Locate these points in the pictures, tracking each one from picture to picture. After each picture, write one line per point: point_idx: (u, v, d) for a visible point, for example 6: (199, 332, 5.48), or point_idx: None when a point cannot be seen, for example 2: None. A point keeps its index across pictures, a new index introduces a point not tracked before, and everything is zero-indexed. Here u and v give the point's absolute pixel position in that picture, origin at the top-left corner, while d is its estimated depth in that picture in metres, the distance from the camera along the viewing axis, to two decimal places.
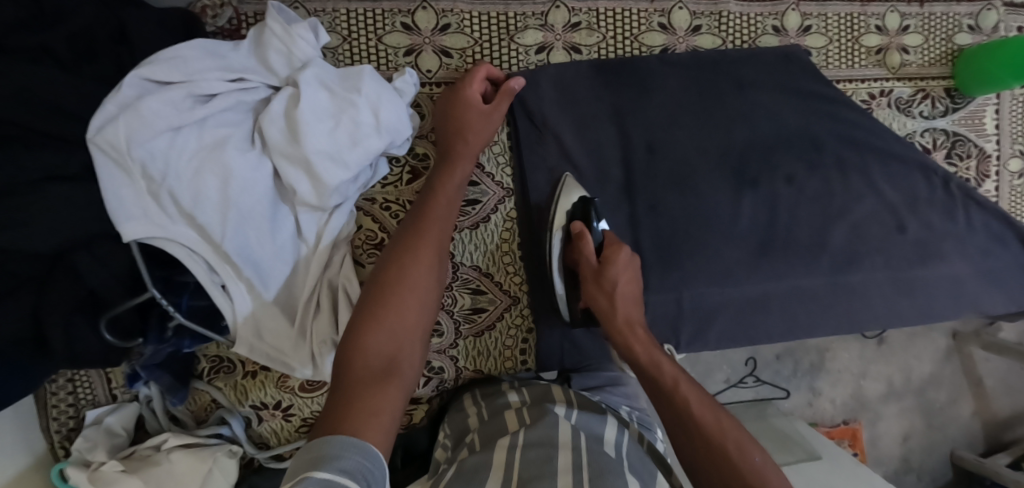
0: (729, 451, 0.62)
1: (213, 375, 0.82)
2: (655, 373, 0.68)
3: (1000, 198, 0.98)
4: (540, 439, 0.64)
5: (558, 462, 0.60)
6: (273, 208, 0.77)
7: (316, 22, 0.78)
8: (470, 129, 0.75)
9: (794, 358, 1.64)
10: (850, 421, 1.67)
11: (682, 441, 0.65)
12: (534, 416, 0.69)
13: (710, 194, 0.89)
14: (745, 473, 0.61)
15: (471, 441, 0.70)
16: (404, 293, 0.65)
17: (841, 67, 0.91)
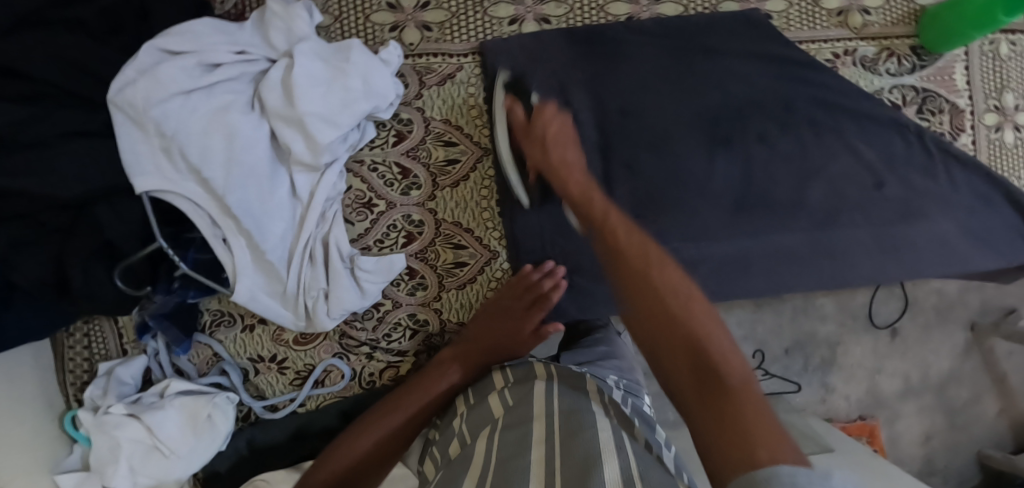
0: (689, 319, 0.58)
1: (215, 328, 0.88)
2: (615, 236, 0.71)
3: (978, 151, 0.99)
4: (518, 418, 0.67)
5: (534, 436, 0.63)
6: (272, 167, 0.83)
7: (308, 1, 0.85)
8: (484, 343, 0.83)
9: (804, 352, 1.60)
10: (866, 417, 1.62)
11: (646, 298, 0.61)
12: (516, 397, 0.71)
13: (686, 155, 0.91)
14: (702, 339, 0.55)
15: (460, 429, 0.73)
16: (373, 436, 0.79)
17: (803, 29, 0.95)
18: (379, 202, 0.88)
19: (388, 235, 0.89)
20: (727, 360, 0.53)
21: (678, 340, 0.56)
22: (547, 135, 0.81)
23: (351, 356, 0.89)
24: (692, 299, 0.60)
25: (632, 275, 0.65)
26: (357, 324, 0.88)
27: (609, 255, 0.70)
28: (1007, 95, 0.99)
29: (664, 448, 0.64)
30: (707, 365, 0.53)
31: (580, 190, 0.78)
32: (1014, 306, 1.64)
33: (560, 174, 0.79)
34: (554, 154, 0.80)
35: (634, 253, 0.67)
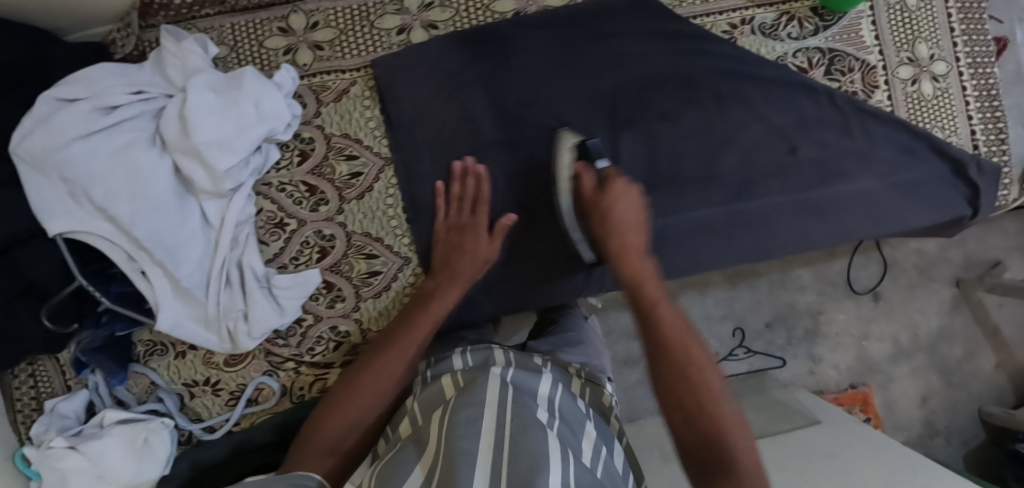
0: (713, 412, 0.69)
1: (149, 357, 0.91)
2: (660, 320, 0.75)
3: (896, 107, 0.97)
4: (474, 399, 0.71)
5: (485, 420, 0.67)
6: (180, 198, 0.86)
7: (202, 37, 0.88)
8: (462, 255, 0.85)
9: (786, 326, 1.55)
10: (858, 386, 1.55)
11: (677, 380, 0.71)
12: (466, 380, 0.76)
13: (588, 140, 0.92)
14: (727, 433, 0.67)
15: (413, 410, 0.78)
16: (390, 352, 0.81)
17: (696, 3, 0.94)
18: (291, 221, 0.91)
19: (302, 252, 0.91)
20: (737, 453, 0.67)
21: (696, 437, 0.69)
22: (611, 212, 0.80)
23: (280, 373, 0.92)
24: (717, 399, 0.70)
25: (676, 355, 0.72)
26: (280, 341, 0.91)
27: (652, 334, 0.75)
28: (920, 46, 0.97)
29: (601, 468, 0.70)
30: (721, 456, 0.67)
31: (633, 277, 0.78)
32: (998, 259, 1.57)
33: (625, 250, 0.79)
34: (615, 242, 0.80)
35: (672, 340, 0.73)
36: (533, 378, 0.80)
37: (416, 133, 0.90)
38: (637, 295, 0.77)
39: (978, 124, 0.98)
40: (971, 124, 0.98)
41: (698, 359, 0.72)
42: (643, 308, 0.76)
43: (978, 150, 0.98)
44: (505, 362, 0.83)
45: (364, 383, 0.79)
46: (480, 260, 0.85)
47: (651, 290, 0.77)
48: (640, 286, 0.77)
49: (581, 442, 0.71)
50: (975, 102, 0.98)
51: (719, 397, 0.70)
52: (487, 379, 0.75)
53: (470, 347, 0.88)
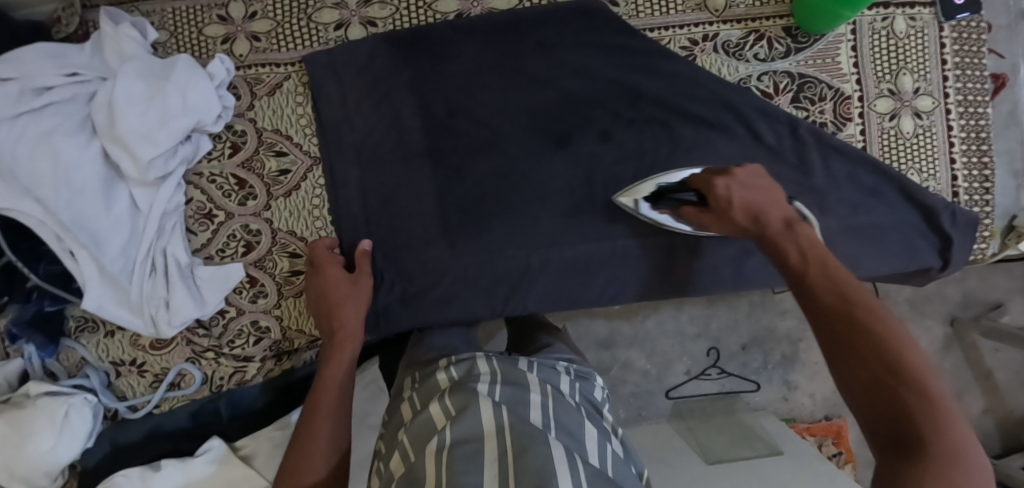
0: (884, 376, 0.55)
1: (80, 333, 0.93)
2: (817, 290, 0.62)
3: (868, 143, 0.89)
4: (468, 430, 0.66)
5: (485, 453, 0.63)
6: (107, 184, 0.86)
7: (140, 20, 0.87)
8: (339, 302, 0.81)
9: (763, 349, 1.47)
10: (833, 417, 1.48)
11: (841, 354, 0.58)
12: (458, 406, 0.71)
13: (519, 155, 0.88)
14: (905, 381, 0.54)
15: (403, 443, 0.71)
16: (312, 421, 0.73)
17: (654, 15, 0.87)
18: (218, 213, 0.91)
19: (228, 245, 0.91)
20: (933, 417, 0.52)
21: (885, 411, 0.54)
22: (749, 203, 0.72)
23: (202, 361, 0.93)
24: (900, 360, 0.55)
25: (843, 334, 0.58)
26: (201, 331, 0.92)
27: (813, 312, 0.62)
28: (904, 77, 0.88)
29: (611, 467, 0.70)
30: (905, 430, 0.52)
31: (801, 251, 0.66)
32: (1000, 301, 1.47)
33: (766, 230, 0.70)
34: (761, 213, 0.71)
35: (838, 307, 0.60)
36: (523, 391, 0.76)
37: (344, 135, 0.88)
38: (789, 269, 0.66)
39: (961, 169, 0.89)
40: (953, 168, 0.89)
41: (865, 314, 0.58)
42: (800, 287, 0.64)
43: (956, 198, 0.90)
44: (491, 373, 0.79)
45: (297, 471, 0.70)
46: (356, 314, 0.81)
47: (804, 256, 0.65)
48: (788, 257, 0.66)
49: (586, 445, 0.71)
50: (961, 144, 0.89)
51: (895, 341, 0.56)
52: (479, 402, 0.71)
53: (454, 358, 0.83)
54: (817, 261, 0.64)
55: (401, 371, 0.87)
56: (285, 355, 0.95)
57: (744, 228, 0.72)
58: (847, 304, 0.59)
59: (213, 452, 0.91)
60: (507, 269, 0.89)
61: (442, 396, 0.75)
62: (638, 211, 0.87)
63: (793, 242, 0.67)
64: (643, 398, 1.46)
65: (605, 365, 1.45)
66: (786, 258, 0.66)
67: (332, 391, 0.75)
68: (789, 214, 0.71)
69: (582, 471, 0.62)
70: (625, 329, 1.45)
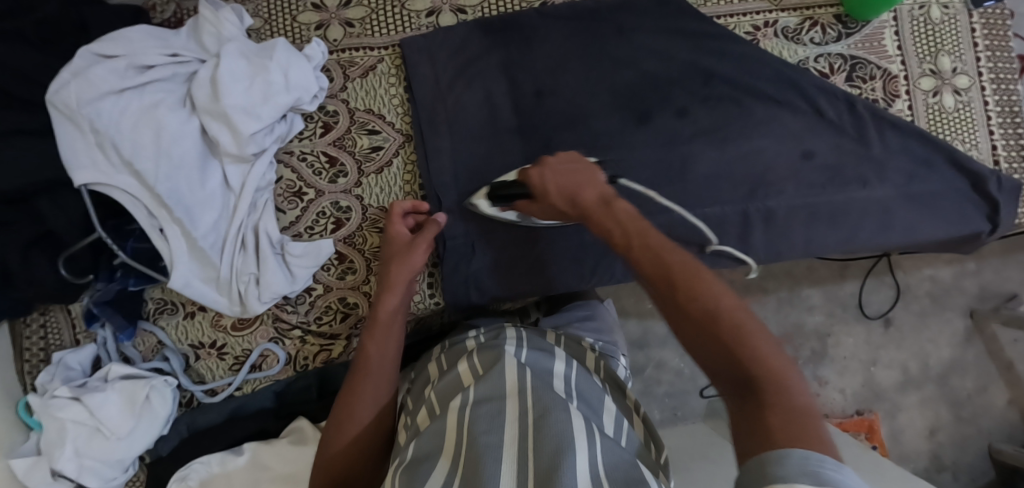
0: (718, 326, 0.55)
1: (158, 315, 0.92)
2: (640, 258, 0.64)
3: (916, 117, 0.98)
4: (490, 392, 0.67)
5: (507, 412, 0.64)
6: (203, 160, 0.88)
7: (238, 7, 0.91)
8: (394, 261, 0.80)
9: (793, 345, 1.55)
10: (864, 412, 1.53)
11: (676, 319, 0.58)
12: (485, 366, 0.73)
13: (607, 131, 0.93)
14: (735, 326, 0.55)
15: (429, 400, 0.74)
16: (360, 379, 0.74)
17: (721, 4, 0.96)
18: (309, 191, 0.92)
19: (317, 222, 0.92)
20: (763, 364, 0.52)
21: (727, 362, 0.54)
22: (570, 189, 0.75)
23: (286, 341, 0.92)
24: (719, 310, 0.56)
25: (660, 291, 0.60)
26: (288, 308, 0.92)
27: (649, 275, 0.62)
28: (943, 58, 0.99)
29: (626, 440, 0.70)
30: (743, 375, 0.53)
31: (619, 227, 0.68)
32: (1015, 292, 1.56)
33: (586, 210, 0.73)
34: (578, 195, 0.74)
35: (664, 271, 0.61)
36: (549, 359, 0.78)
37: (436, 112, 0.91)
38: (616, 247, 0.67)
39: (1000, 139, 0.99)
40: (993, 139, 0.99)
41: (687, 274, 0.60)
42: (629, 264, 0.65)
43: (998, 166, 0.99)
44: (518, 339, 0.81)
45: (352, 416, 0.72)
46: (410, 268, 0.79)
47: (627, 230, 0.68)
48: (612, 235, 0.68)
49: (603, 416, 0.71)
50: (998, 116, 0.99)
51: (709, 291, 0.57)
52: (505, 363, 0.72)
53: (483, 330, 0.86)
54: (636, 232, 0.67)
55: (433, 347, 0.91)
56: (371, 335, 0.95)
57: (567, 211, 0.76)
58: (666, 268, 0.61)
59: (299, 433, 0.89)
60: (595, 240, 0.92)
61: (469, 356, 0.78)
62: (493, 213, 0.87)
63: (611, 219, 0.70)
64: (677, 398, 1.46)
65: (640, 365, 1.46)
66: (610, 237, 0.68)
67: (381, 345, 0.76)
68: (603, 189, 0.74)
69: (597, 446, 0.61)
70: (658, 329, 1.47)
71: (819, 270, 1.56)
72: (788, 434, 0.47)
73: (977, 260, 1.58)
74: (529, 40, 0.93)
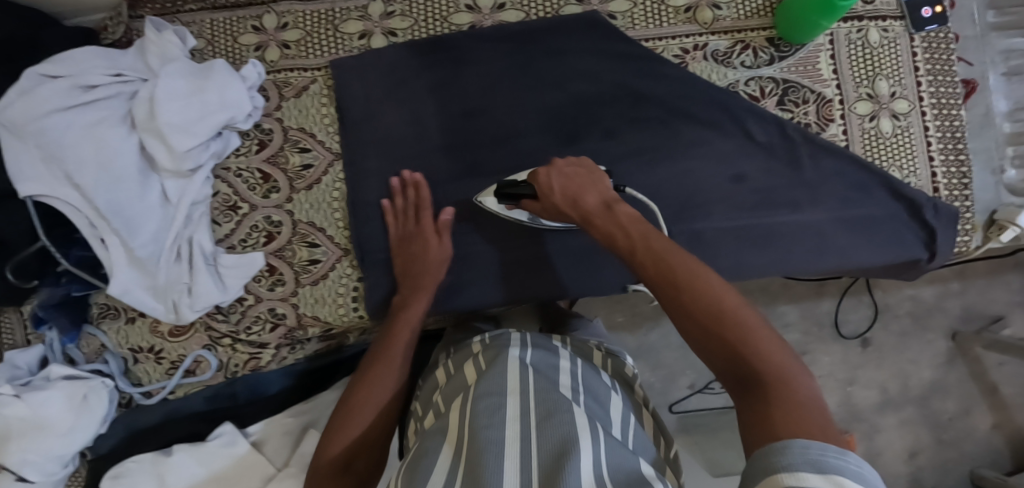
0: (717, 327, 0.59)
1: (101, 319, 0.97)
2: (643, 262, 0.66)
3: (851, 142, 0.97)
4: (492, 388, 0.69)
5: (508, 409, 0.67)
6: (143, 173, 0.92)
7: (181, 29, 0.95)
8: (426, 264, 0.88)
9: None
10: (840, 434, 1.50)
11: (681, 319, 0.62)
12: (488, 361, 0.76)
13: (532, 150, 0.93)
14: (732, 325, 0.59)
15: (437, 403, 0.78)
16: (379, 366, 0.79)
17: (649, 26, 0.96)
18: (243, 205, 0.96)
19: (250, 235, 0.96)
20: (762, 356, 0.57)
21: (731, 361, 0.58)
22: (578, 191, 0.75)
23: (218, 348, 0.96)
24: (724, 308, 0.59)
25: (666, 293, 0.63)
26: (220, 316, 0.96)
27: (653, 278, 0.64)
28: (881, 82, 0.97)
29: (632, 441, 0.73)
30: (745, 372, 0.57)
31: (622, 229, 0.69)
32: (1001, 314, 1.53)
33: (587, 213, 0.73)
34: (586, 198, 0.74)
35: (668, 275, 0.63)
36: (553, 356, 0.81)
37: (366, 132, 0.94)
38: (620, 251, 0.69)
39: (940, 167, 0.98)
40: (933, 166, 0.98)
41: (688, 275, 0.62)
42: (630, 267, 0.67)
43: (937, 193, 0.97)
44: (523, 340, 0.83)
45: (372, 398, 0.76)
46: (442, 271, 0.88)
47: (628, 234, 0.69)
48: (614, 237, 0.70)
49: (611, 415, 0.74)
50: (939, 142, 0.98)
51: (711, 291, 0.61)
52: (505, 359, 0.74)
53: (487, 335, 0.87)
54: (639, 235, 0.68)
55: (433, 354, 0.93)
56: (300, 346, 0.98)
57: (565, 211, 0.76)
58: (669, 270, 0.63)
59: (226, 437, 0.93)
60: (518, 257, 0.93)
61: (475, 357, 0.80)
62: (498, 209, 0.89)
63: (613, 221, 0.71)
64: None
65: None
66: (613, 242, 0.69)
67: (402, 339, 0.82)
68: (606, 192, 0.75)
69: (600, 445, 0.62)
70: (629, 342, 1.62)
71: (794, 287, 1.52)
72: (792, 427, 0.52)
73: (961, 280, 1.53)
74: (463, 62, 0.94)
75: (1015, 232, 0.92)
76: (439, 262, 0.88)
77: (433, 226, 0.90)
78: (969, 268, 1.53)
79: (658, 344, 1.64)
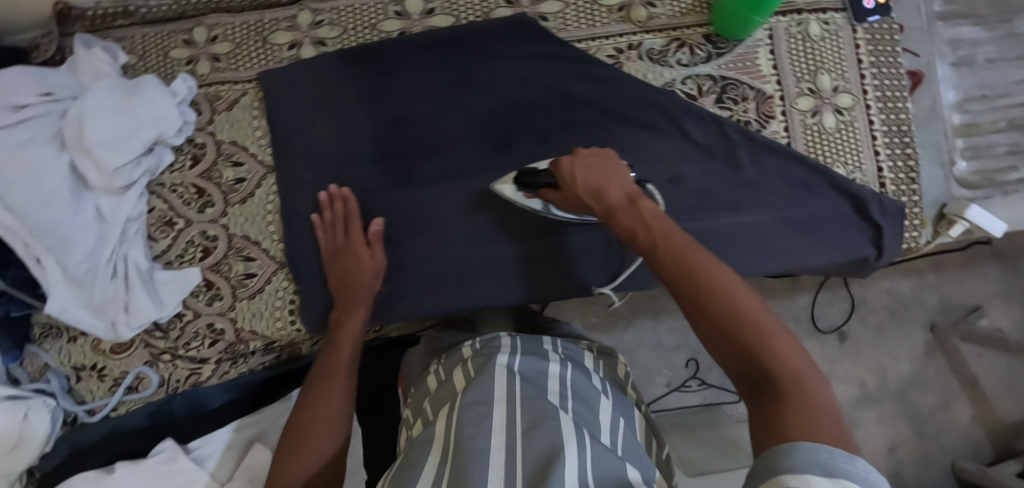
0: (734, 328, 0.57)
1: (44, 338, 0.97)
2: (662, 257, 0.64)
3: (793, 138, 0.95)
4: (481, 396, 0.73)
5: (495, 417, 0.70)
6: (75, 192, 0.90)
7: (112, 45, 0.94)
8: (360, 277, 0.87)
9: None
10: None
11: (693, 318, 0.60)
12: (476, 370, 0.79)
13: (465, 158, 0.92)
14: (749, 327, 0.56)
15: (426, 410, 0.82)
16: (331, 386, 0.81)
17: (582, 27, 0.94)
18: (179, 221, 0.96)
19: (186, 251, 0.96)
20: (780, 363, 0.55)
21: (745, 364, 0.56)
22: (599, 185, 0.74)
23: (159, 364, 0.96)
24: (739, 310, 0.57)
25: (680, 290, 0.61)
26: (158, 333, 0.95)
27: (668, 274, 0.62)
28: (823, 77, 0.95)
29: (621, 446, 0.74)
30: (758, 374, 0.55)
31: (644, 224, 0.67)
32: (978, 304, 1.49)
33: (612, 207, 0.72)
34: (608, 193, 0.73)
35: (684, 271, 0.61)
36: (542, 361, 0.83)
37: (297, 143, 0.93)
38: (640, 246, 0.67)
39: (886, 160, 0.95)
40: (879, 160, 0.95)
41: (706, 273, 0.60)
42: (649, 261, 0.65)
43: (883, 188, 0.95)
44: (512, 347, 0.86)
45: (322, 417, 0.79)
46: (376, 281, 0.88)
47: (650, 229, 0.67)
48: (634, 231, 0.68)
49: (600, 417, 0.76)
50: (884, 136, 0.95)
51: (728, 291, 0.59)
52: (493, 371, 0.77)
53: (478, 339, 0.91)
54: (661, 231, 0.66)
55: (429, 356, 0.98)
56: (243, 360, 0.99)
57: (589, 204, 0.75)
58: (689, 266, 0.61)
59: (167, 453, 0.91)
60: (452, 265, 0.92)
61: (464, 364, 0.84)
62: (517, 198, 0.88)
63: (634, 216, 0.69)
64: None
65: None
66: (634, 236, 0.67)
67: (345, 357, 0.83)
68: (629, 187, 0.73)
69: (587, 448, 0.65)
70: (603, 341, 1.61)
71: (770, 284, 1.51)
72: (804, 430, 0.50)
73: (937, 272, 1.50)
74: (393, 69, 0.93)
75: (962, 227, 0.93)
76: (372, 274, 0.88)
77: (362, 238, 0.89)
78: (945, 259, 1.50)
79: (633, 343, 1.62)
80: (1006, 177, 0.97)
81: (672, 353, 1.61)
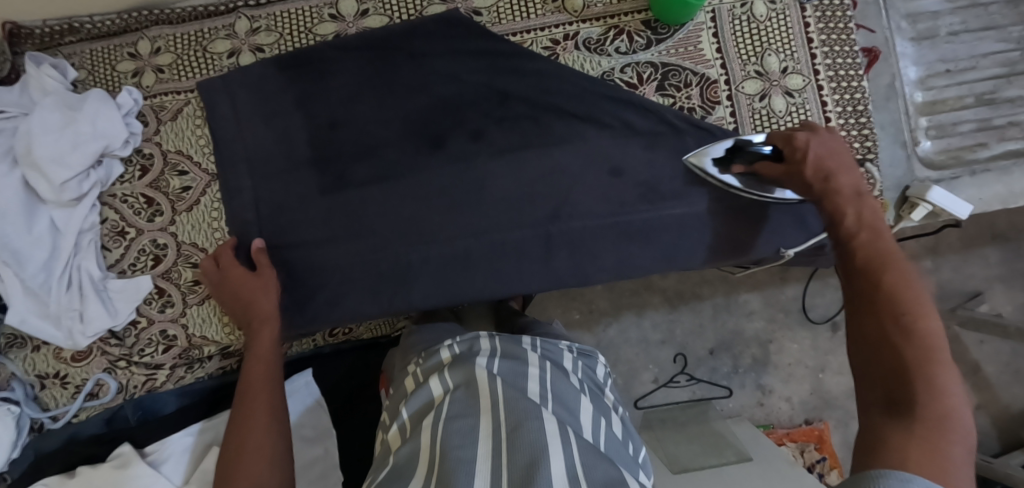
0: (902, 344, 0.56)
1: (8, 349, 0.97)
2: (868, 257, 0.63)
3: (740, 124, 0.91)
4: (465, 409, 0.72)
5: (480, 429, 0.69)
6: (27, 207, 0.91)
7: (60, 62, 0.95)
8: (256, 295, 0.86)
9: (732, 353, 1.48)
10: (813, 422, 1.47)
11: (860, 311, 0.61)
12: (459, 380, 0.78)
13: (398, 159, 0.91)
14: (923, 350, 0.55)
15: (403, 418, 0.79)
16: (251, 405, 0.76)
17: (516, 20, 0.93)
18: (130, 230, 0.97)
19: (139, 259, 0.97)
20: (934, 393, 0.53)
21: (890, 380, 0.56)
22: (831, 172, 0.73)
23: (117, 370, 0.98)
24: (915, 329, 0.57)
25: (869, 293, 0.61)
26: (113, 340, 0.97)
27: (860, 275, 0.63)
28: (770, 58, 0.91)
29: (603, 440, 0.76)
30: (900, 394, 0.54)
31: (860, 220, 0.67)
32: (978, 289, 1.40)
33: (833, 190, 0.71)
34: (842, 179, 0.72)
35: (888, 279, 0.60)
36: (521, 364, 0.82)
37: (236, 149, 0.93)
38: (842, 231, 0.67)
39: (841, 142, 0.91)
40: None
41: (906, 288, 0.59)
42: (844, 248, 0.66)
43: None
44: (492, 350, 0.86)
45: (244, 447, 0.72)
46: (272, 298, 0.86)
47: (865, 225, 0.67)
48: (844, 218, 0.68)
49: (580, 419, 0.76)
50: (839, 117, 0.91)
51: (914, 308, 0.58)
52: (477, 381, 0.76)
53: (457, 338, 0.91)
54: (870, 228, 0.66)
55: (404, 353, 0.97)
56: (199, 364, 1.02)
57: (808, 182, 0.74)
58: (877, 268, 0.62)
59: (122, 458, 0.93)
60: (390, 267, 0.91)
61: (442, 373, 0.81)
62: (706, 173, 0.89)
63: (853, 206, 0.69)
64: None
65: None
66: (840, 220, 0.68)
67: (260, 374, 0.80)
68: (859, 182, 0.72)
69: (575, 446, 0.68)
70: (586, 340, 1.46)
71: (757, 274, 1.48)
72: (921, 461, 0.50)
73: (934, 258, 1.40)
74: (328, 72, 0.93)
75: (926, 210, 0.88)
76: (266, 291, 0.87)
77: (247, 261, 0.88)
78: (943, 244, 1.40)
79: (617, 339, 1.48)
80: (974, 155, 0.94)
81: (657, 348, 1.48)
